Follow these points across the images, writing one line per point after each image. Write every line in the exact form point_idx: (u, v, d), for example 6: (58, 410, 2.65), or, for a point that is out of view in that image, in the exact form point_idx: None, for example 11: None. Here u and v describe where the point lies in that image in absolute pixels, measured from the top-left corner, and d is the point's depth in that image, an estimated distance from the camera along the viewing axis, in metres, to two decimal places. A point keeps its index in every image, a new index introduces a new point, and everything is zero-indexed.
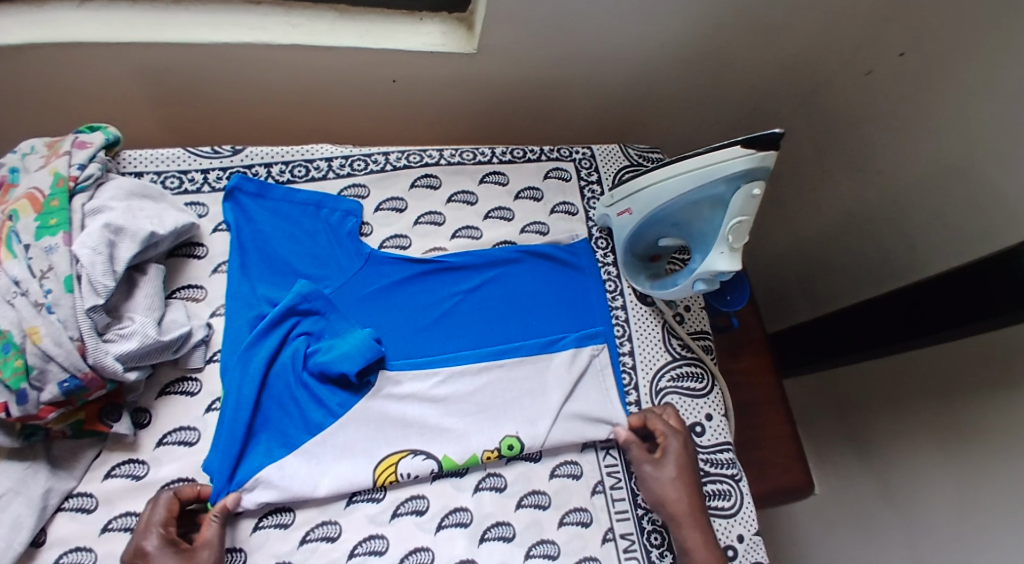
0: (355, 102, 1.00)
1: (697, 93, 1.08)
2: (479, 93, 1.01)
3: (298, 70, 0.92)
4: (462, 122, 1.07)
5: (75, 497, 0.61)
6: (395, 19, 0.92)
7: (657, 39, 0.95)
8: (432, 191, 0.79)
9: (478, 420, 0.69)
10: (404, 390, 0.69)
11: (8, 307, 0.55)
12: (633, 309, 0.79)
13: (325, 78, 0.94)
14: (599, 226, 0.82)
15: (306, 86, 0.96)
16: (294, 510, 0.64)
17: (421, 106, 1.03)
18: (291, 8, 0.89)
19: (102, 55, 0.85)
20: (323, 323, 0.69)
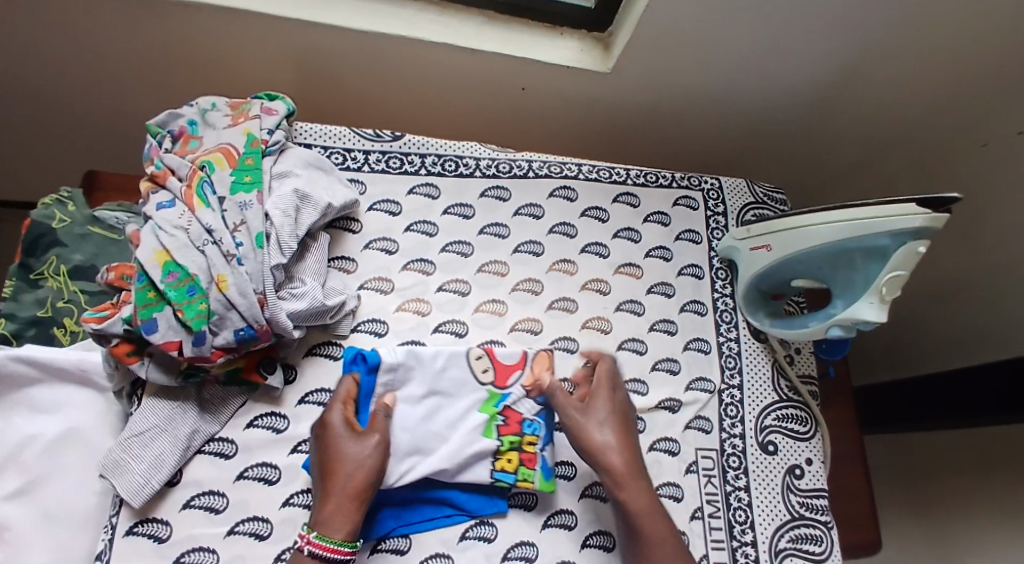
0: (481, 105, 1.04)
1: (807, 143, 1.10)
2: (601, 112, 1.04)
3: (436, 67, 0.96)
4: (576, 139, 1.10)
5: (216, 442, 0.63)
6: (536, 31, 0.96)
7: (782, 84, 0.97)
8: (568, 203, 0.80)
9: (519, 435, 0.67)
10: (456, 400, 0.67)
11: (199, 256, 0.58)
12: (746, 343, 0.80)
13: (459, 78, 0.98)
14: (720, 257, 0.82)
15: (441, 84, 0.99)
16: (496, 524, 0.66)
17: (541, 116, 1.06)
18: (443, 7, 0.93)
19: (261, 29, 0.89)
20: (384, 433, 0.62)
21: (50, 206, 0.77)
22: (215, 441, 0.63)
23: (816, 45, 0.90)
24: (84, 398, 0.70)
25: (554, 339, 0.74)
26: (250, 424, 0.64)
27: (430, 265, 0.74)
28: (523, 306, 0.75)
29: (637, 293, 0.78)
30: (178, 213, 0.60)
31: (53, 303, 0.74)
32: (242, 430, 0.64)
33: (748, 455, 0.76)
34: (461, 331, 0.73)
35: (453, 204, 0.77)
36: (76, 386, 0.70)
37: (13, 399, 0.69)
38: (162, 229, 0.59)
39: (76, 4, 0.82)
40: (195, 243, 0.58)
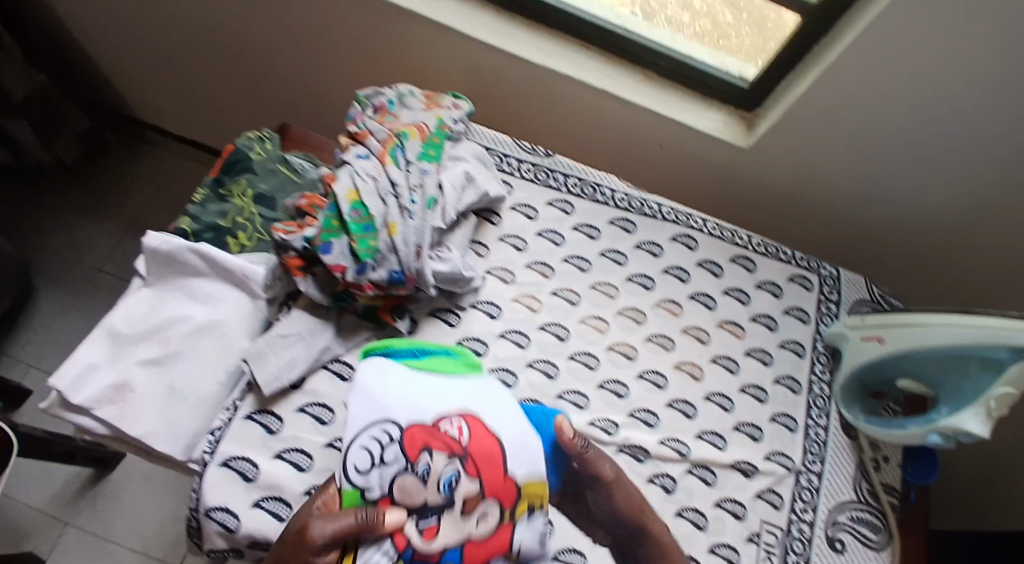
0: (620, 158, 1.13)
1: (932, 277, 1.08)
2: (729, 191, 1.10)
3: (589, 113, 1.07)
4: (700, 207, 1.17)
5: (339, 363, 0.71)
6: (689, 101, 1.03)
7: (914, 203, 0.99)
8: (687, 250, 0.84)
9: (488, 458, 0.58)
10: (416, 406, 0.60)
11: (380, 202, 0.68)
12: (834, 433, 0.80)
13: (607, 126, 1.08)
14: (825, 343, 0.84)
15: (591, 127, 1.09)
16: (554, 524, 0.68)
17: (673, 180, 1.14)
18: (611, 59, 1.03)
19: (455, 44, 1.04)
20: (434, 356, 0.67)
21: (252, 140, 0.92)
22: (338, 362, 0.72)
23: (952, 168, 0.92)
24: (236, 298, 0.81)
25: (647, 368, 0.78)
26: None
27: (548, 269, 0.80)
28: (624, 331, 0.79)
29: (735, 352, 0.81)
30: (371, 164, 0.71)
31: (233, 217, 0.86)
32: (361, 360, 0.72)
33: (814, 545, 0.74)
34: (563, 336, 0.77)
35: (583, 224, 0.84)
36: (232, 287, 0.81)
37: (178, 284, 0.81)
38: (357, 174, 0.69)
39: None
40: (380, 191, 0.69)
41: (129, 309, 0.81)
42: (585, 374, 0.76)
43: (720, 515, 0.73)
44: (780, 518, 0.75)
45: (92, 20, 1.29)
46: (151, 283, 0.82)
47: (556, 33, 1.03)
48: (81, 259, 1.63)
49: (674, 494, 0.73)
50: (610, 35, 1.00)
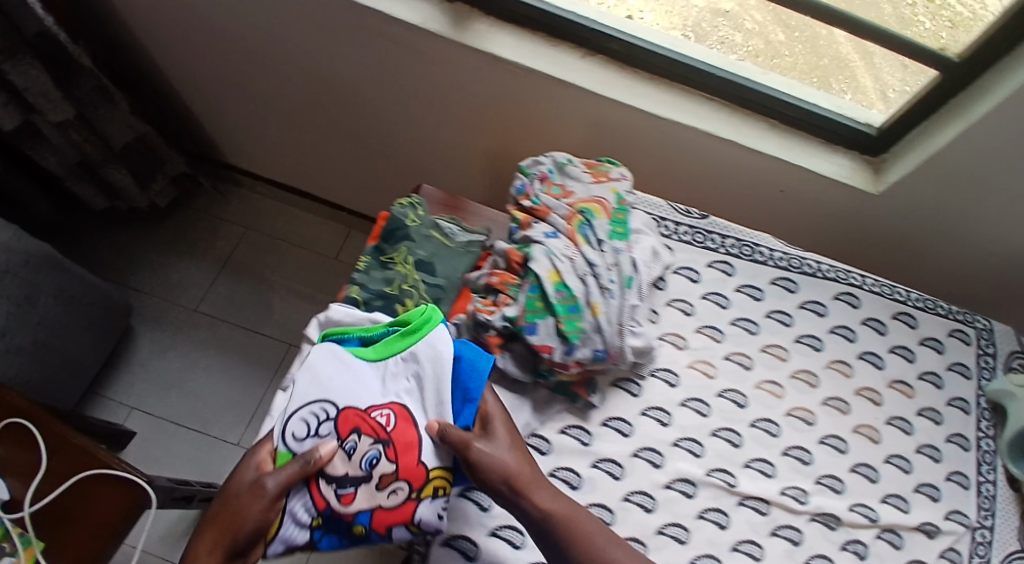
0: (732, 193, 1.20)
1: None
2: (840, 222, 1.17)
3: (709, 156, 1.13)
4: (806, 236, 1.23)
5: (534, 437, 0.74)
6: (813, 145, 1.09)
7: (1022, 234, 1.06)
8: (851, 309, 0.89)
9: (407, 447, 0.66)
10: (352, 391, 0.68)
11: (582, 282, 0.71)
12: (1001, 487, 0.86)
13: (725, 168, 1.14)
14: (988, 399, 0.90)
15: (706, 168, 1.16)
16: None
17: (782, 214, 1.20)
18: (733, 110, 1.09)
19: (582, 97, 1.10)
20: (383, 332, 0.73)
21: (406, 207, 0.95)
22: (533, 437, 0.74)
23: None
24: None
25: (829, 432, 0.83)
26: (562, 430, 0.74)
27: (718, 333, 0.84)
28: (801, 394, 0.84)
29: (908, 412, 0.87)
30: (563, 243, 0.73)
31: (399, 284, 0.89)
32: (555, 433, 0.74)
33: None
34: (742, 402, 0.81)
35: (746, 284, 0.87)
36: None
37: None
38: (554, 253, 0.72)
39: (462, 52, 1.08)
40: (579, 270, 0.71)
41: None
42: (768, 442, 0.80)
43: None
44: None
45: (217, 68, 1.33)
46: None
47: (680, 85, 1.09)
48: (178, 297, 1.62)
49: (867, 559, 0.80)
50: (735, 88, 1.06)
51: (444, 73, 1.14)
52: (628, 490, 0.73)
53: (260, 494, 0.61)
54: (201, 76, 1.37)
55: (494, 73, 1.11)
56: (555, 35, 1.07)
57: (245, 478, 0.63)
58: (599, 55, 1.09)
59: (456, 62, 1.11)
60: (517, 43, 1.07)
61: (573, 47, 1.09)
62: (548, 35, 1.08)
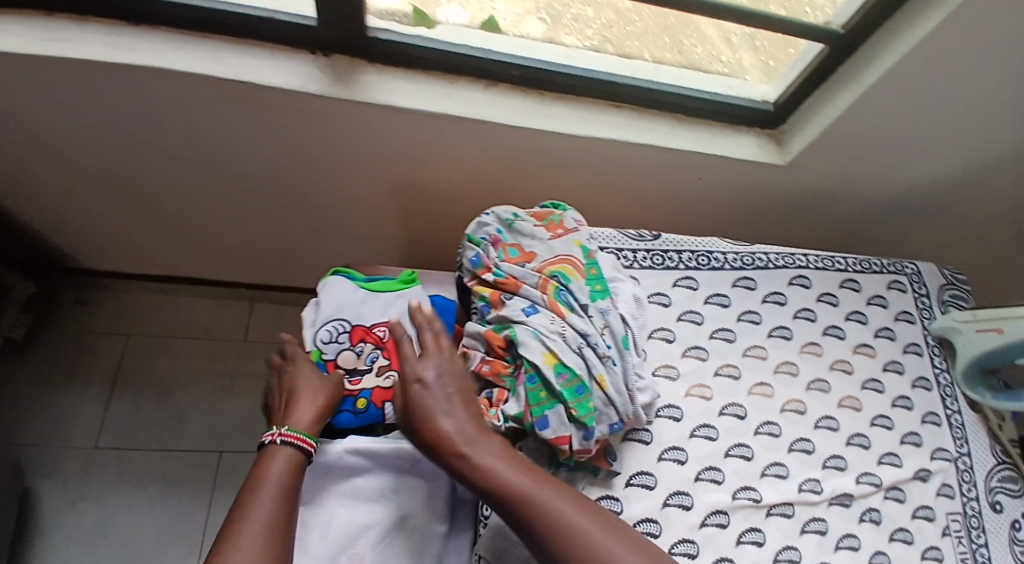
0: (652, 192, 1.19)
1: (920, 216, 1.28)
2: (754, 194, 1.20)
3: (627, 161, 1.11)
4: (725, 213, 1.25)
5: None
6: (718, 130, 1.12)
7: (910, 171, 1.15)
8: (805, 290, 0.90)
9: (396, 348, 0.81)
10: (360, 312, 0.81)
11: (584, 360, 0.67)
12: (966, 414, 0.90)
13: (643, 168, 1.14)
14: (934, 336, 0.93)
15: (625, 172, 1.14)
16: None
17: (702, 198, 1.21)
18: (642, 113, 1.08)
19: (490, 130, 1.04)
20: (381, 279, 0.87)
21: None
22: None
23: (951, 139, 1.08)
24: (410, 484, 0.73)
25: (820, 416, 0.83)
26: None
27: (703, 351, 0.83)
28: (787, 387, 0.84)
29: (876, 371, 0.88)
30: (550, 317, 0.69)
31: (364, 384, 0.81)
32: None
33: (984, 515, 0.85)
34: (742, 414, 0.81)
35: (713, 294, 0.87)
36: (402, 474, 0.73)
37: (340, 489, 0.72)
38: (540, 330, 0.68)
39: (353, 109, 0.98)
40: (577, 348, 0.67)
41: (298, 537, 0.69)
42: (773, 444, 0.80)
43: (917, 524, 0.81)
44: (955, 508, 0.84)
45: (52, 164, 1.09)
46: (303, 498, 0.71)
47: (586, 99, 1.06)
48: (66, 438, 1.32)
49: (882, 523, 0.80)
50: (640, 91, 1.05)
51: (335, 133, 1.04)
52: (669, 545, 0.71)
53: (321, 379, 0.74)
54: (35, 177, 1.12)
55: (393, 123, 1.02)
56: (450, 72, 1.00)
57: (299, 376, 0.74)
58: (500, 84, 1.03)
59: (348, 119, 1.01)
60: (411, 87, 0.99)
61: (471, 80, 1.02)
62: (441, 74, 1.00)
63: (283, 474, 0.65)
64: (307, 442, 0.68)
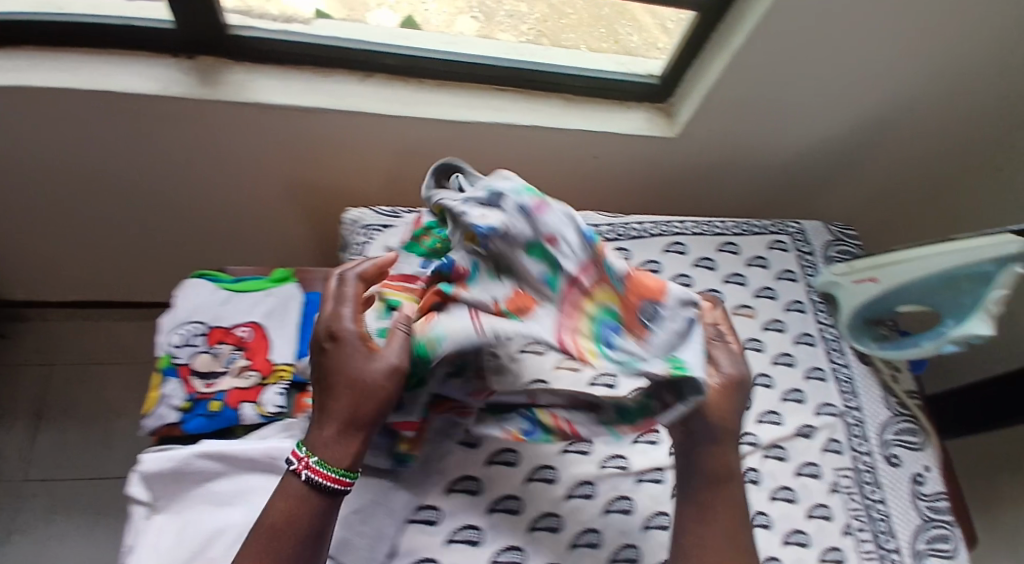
0: (555, 174, 1.17)
1: (828, 178, 1.27)
2: (656, 166, 1.19)
3: (521, 143, 1.10)
4: (633, 193, 1.23)
5: (422, 510, 0.69)
6: (607, 107, 1.11)
7: (812, 127, 1.14)
8: (681, 256, 0.90)
9: (259, 347, 0.81)
10: (219, 314, 0.82)
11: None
12: (856, 367, 0.88)
13: (539, 150, 1.12)
14: (817, 292, 0.92)
15: (521, 155, 1.13)
16: None
17: (606, 177, 1.19)
18: (528, 95, 1.08)
19: (374, 122, 1.02)
20: (250, 279, 0.87)
21: None
22: (423, 508, 0.69)
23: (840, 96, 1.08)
24: (269, 484, 0.71)
25: None
26: (449, 489, 0.71)
27: None
28: None
29: (755, 330, 0.87)
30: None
31: None
32: (443, 495, 0.70)
33: (880, 469, 0.83)
34: (612, 383, 0.81)
35: None
36: (261, 474, 0.72)
37: (195, 494, 0.71)
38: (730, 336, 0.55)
39: (224, 109, 0.96)
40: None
41: (147, 545, 0.67)
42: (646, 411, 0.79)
43: (802, 482, 0.79)
44: (841, 462, 0.82)
45: None
46: (161, 506, 0.70)
47: (469, 84, 1.05)
48: None
49: (763, 483, 0.78)
50: (522, 71, 1.04)
51: (213, 137, 1.01)
52: (532, 519, 0.70)
53: (367, 385, 0.55)
54: None
55: (273, 122, 0.99)
56: (324, 64, 0.98)
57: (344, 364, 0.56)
58: (377, 74, 1.01)
59: (222, 121, 0.98)
60: (285, 84, 0.97)
61: (347, 72, 1.00)
62: (315, 67, 0.98)
63: (295, 503, 0.53)
64: (342, 483, 0.54)
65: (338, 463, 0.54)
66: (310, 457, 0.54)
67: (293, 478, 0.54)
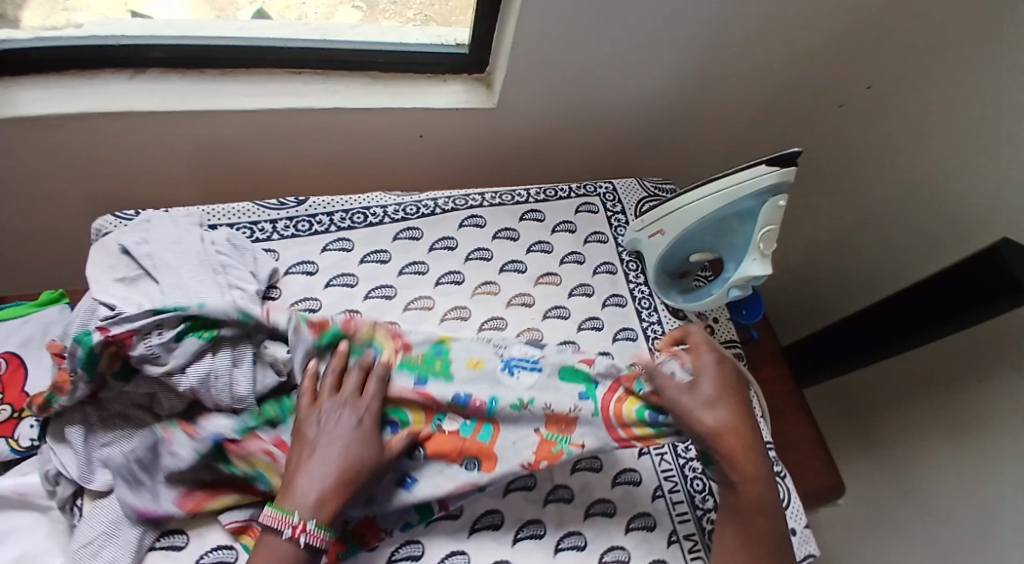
0: (381, 162, 1.08)
1: None
2: (492, 144, 1.08)
3: (333, 131, 1.00)
4: (473, 174, 1.14)
5: (167, 536, 0.66)
6: (419, 82, 1.00)
7: (658, 92, 1.04)
8: (478, 229, 0.87)
9: (14, 378, 0.77)
10: None
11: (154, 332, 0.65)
12: (667, 323, 0.85)
13: (355, 137, 1.02)
14: (628, 250, 0.90)
15: (336, 144, 1.03)
16: (468, 550, 0.67)
17: (438, 160, 1.10)
18: (328, 76, 0.97)
19: (156, 125, 0.92)
20: (10, 307, 0.83)
21: None
22: (166, 536, 0.66)
23: None
24: (28, 521, 0.67)
25: None
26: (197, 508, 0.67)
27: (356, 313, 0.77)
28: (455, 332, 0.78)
29: (561, 299, 0.83)
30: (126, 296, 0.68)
31: None
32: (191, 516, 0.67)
33: None
34: None
35: (369, 252, 0.83)
36: (19, 512, 0.67)
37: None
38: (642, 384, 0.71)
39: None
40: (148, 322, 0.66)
41: None
42: None
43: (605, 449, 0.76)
44: None
45: None
46: None
47: (261, 70, 0.95)
48: None
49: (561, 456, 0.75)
50: (317, 50, 0.94)
51: None
52: None
53: (355, 435, 0.63)
54: None
55: (39, 136, 0.89)
56: (86, 64, 0.88)
57: (316, 433, 0.62)
58: (151, 69, 0.91)
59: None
60: (42, 91, 0.87)
61: (117, 70, 0.90)
62: (78, 69, 0.88)
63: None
64: (322, 539, 0.57)
65: (320, 519, 0.58)
66: (307, 522, 0.57)
67: (292, 545, 0.56)
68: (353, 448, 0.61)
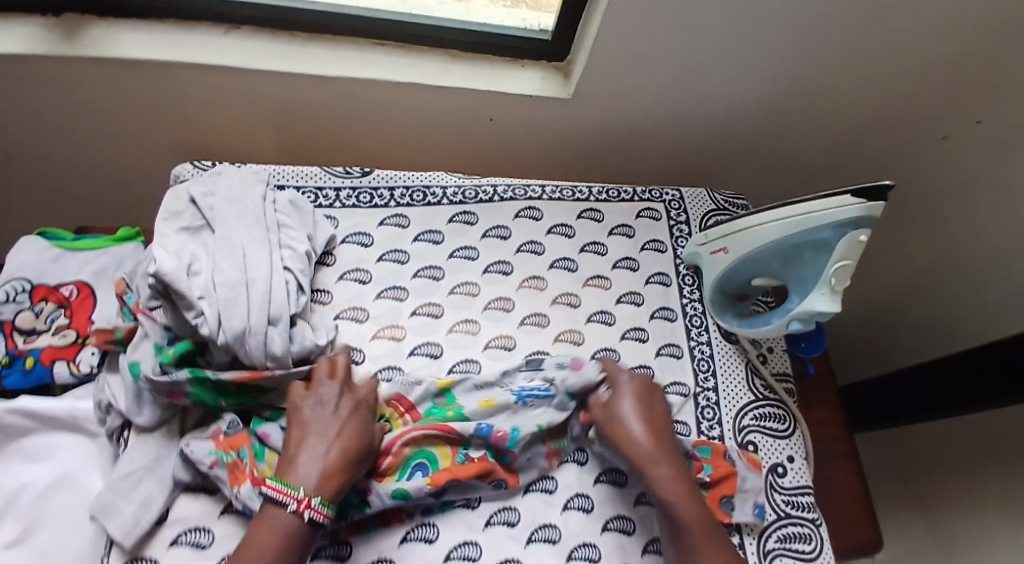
0: (453, 142, 1.08)
1: None
2: (566, 136, 1.06)
3: (407, 106, 1.00)
4: (543, 164, 1.13)
5: (200, 479, 0.67)
6: (497, 65, 0.99)
7: (744, 98, 0.99)
8: (534, 222, 0.85)
9: (83, 306, 0.81)
10: (47, 272, 0.81)
11: (198, 281, 0.67)
12: (717, 345, 0.82)
13: (429, 115, 1.02)
14: (686, 264, 0.86)
15: (410, 119, 1.03)
16: (479, 544, 0.66)
17: (510, 145, 1.09)
18: (409, 49, 0.97)
19: (240, 81, 0.94)
20: (89, 239, 0.86)
21: None
22: (198, 478, 0.67)
23: None
24: (76, 442, 0.71)
25: (528, 352, 0.77)
26: None
27: (402, 291, 0.79)
28: (495, 323, 0.78)
29: (607, 303, 0.82)
30: (181, 243, 0.70)
31: None
32: None
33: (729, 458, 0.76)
34: (436, 353, 0.76)
35: (424, 231, 0.83)
36: (69, 433, 0.72)
37: (8, 450, 0.70)
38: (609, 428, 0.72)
39: (76, 68, 0.91)
40: (194, 272, 0.68)
41: None
42: (467, 383, 0.74)
43: None
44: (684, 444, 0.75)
45: None
46: None
47: (345, 38, 0.95)
48: None
49: (587, 465, 0.73)
50: (401, 24, 0.94)
51: (75, 98, 0.96)
52: None
53: (349, 416, 0.64)
54: None
55: (135, 79, 0.93)
56: (184, 16, 0.91)
57: (307, 413, 0.64)
58: (243, 26, 0.93)
59: (78, 81, 0.93)
60: (140, 37, 0.91)
61: (210, 24, 0.93)
62: (175, 19, 0.92)
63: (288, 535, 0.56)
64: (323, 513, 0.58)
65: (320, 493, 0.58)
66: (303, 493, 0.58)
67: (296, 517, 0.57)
68: (351, 433, 0.63)
